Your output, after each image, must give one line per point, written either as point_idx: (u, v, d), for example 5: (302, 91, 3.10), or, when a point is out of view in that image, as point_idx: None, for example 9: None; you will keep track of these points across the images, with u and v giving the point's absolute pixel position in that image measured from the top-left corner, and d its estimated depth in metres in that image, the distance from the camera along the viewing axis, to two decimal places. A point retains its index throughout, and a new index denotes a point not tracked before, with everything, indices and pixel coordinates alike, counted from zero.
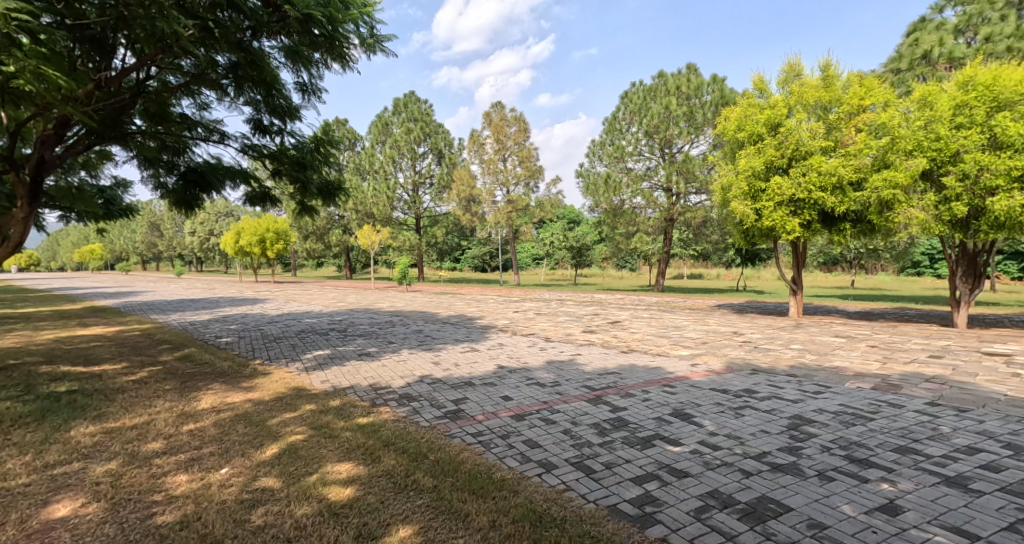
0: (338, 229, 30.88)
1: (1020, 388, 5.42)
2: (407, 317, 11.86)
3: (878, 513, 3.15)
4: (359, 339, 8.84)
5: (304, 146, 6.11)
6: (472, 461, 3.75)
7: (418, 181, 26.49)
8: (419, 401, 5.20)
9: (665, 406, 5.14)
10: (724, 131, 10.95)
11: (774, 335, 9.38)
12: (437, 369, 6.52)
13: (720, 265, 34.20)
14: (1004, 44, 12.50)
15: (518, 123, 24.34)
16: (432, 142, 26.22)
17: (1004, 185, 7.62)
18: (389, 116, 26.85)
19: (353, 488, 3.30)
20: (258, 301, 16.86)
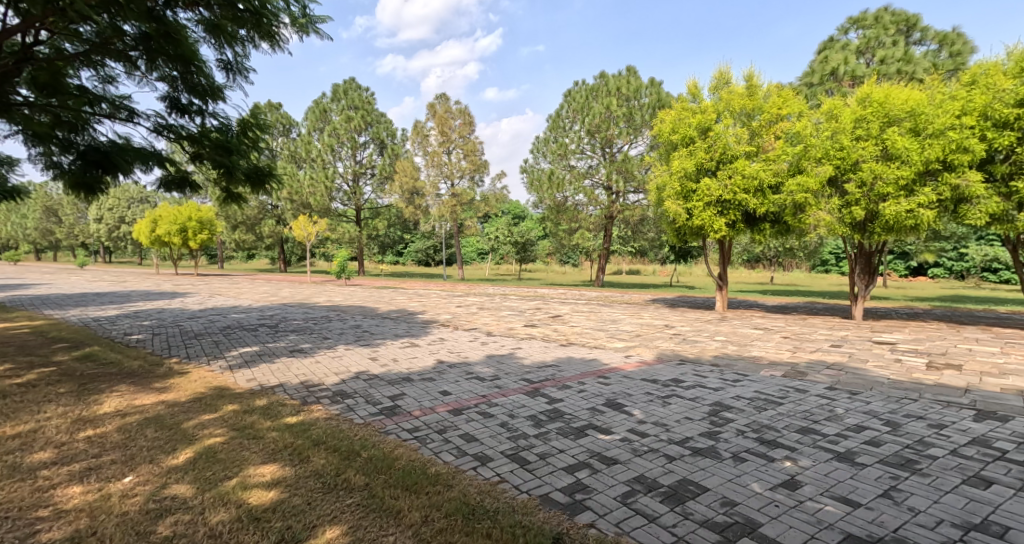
0: (270, 219, 29.50)
1: (901, 371, 6.08)
2: (345, 312, 11.62)
3: (781, 488, 3.45)
4: (291, 335, 8.54)
5: (230, 129, 5.85)
6: (407, 457, 3.77)
7: (358, 171, 25.77)
8: (353, 398, 5.12)
9: (599, 397, 5.36)
10: (660, 133, 11.38)
11: (701, 328, 9.92)
12: (374, 365, 6.44)
13: (655, 262, 35.63)
14: (896, 67, 13.89)
15: (462, 116, 24.25)
16: (374, 131, 25.62)
17: (893, 193, 8.46)
18: (328, 103, 25.91)
19: (277, 491, 3.24)
20: (179, 295, 15.83)
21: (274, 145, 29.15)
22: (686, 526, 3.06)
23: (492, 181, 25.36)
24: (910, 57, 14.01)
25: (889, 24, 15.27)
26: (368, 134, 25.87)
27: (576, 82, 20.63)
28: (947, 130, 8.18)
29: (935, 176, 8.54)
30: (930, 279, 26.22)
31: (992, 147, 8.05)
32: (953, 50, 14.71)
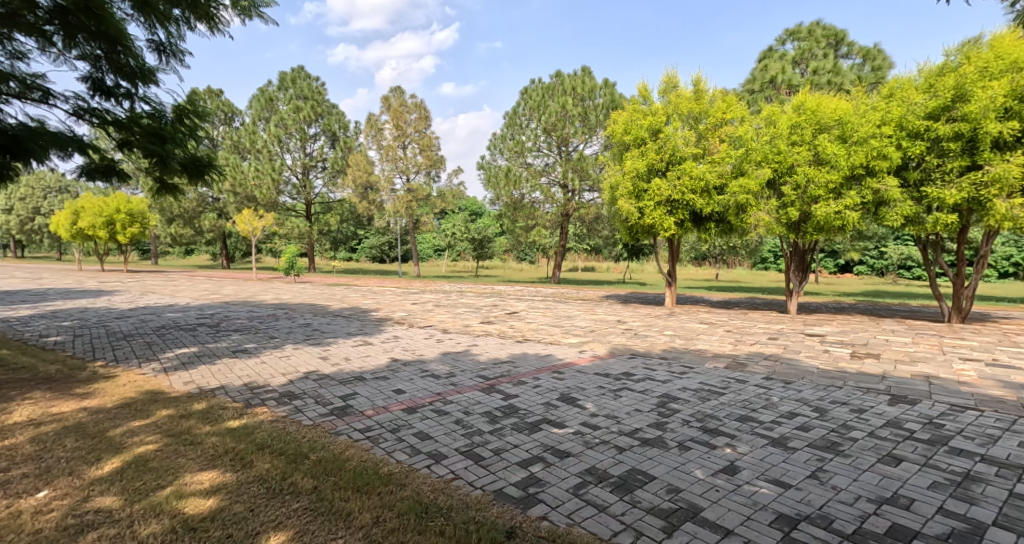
0: (211, 213, 28.17)
1: (830, 361, 6.56)
2: (293, 311, 11.30)
3: (721, 473, 3.67)
4: (234, 335, 8.26)
5: (164, 116, 5.59)
6: (359, 457, 3.75)
7: (308, 164, 25.04)
8: (302, 399, 5.04)
9: (554, 392, 5.49)
10: (612, 133, 11.63)
11: (651, 323, 10.27)
12: (325, 364, 6.35)
13: (609, 259, 36.41)
14: (826, 78, 14.84)
15: (418, 110, 23.97)
16: (324, 123, 24.94)
17: (824, 195, 9.09)
18: (274, 91, 24.92)
19: (216, 498, 3.18)
20: (107, 293, 14.91)
21: (215, 134, 27.81)
22: (633, 513, 3.20)
23: (448, 177, 25.23)
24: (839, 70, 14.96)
25: (821, 37, 16.16)
26: (318, 125, 25.15)
27: (532, 80, 20.80)
28: (868, 139, 8.85)
29: (859, 181, 9.21)
30: (856, 276, 28.09)
31: (907, 155, 8.76)
32: (875, 65, 15.78)
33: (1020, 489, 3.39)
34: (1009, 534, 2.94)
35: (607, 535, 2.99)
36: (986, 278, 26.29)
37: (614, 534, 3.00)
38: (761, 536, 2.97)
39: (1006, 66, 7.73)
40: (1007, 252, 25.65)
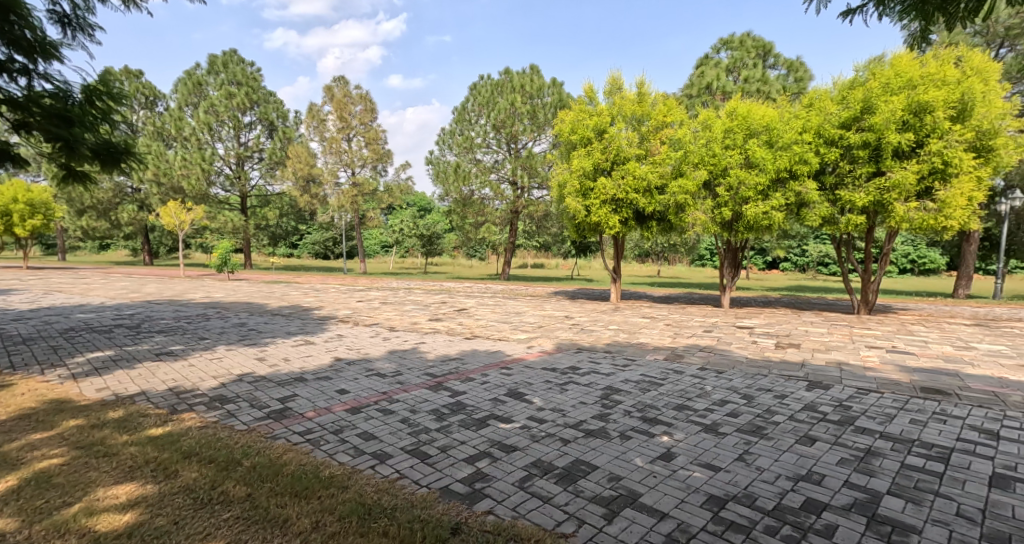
0: (132, 205, 26.40)
1: (757, 351, 7.01)
2: (226, 310, 10.82)
3: (658, 460, 3.87)
4: (157, 336, 7.84)
5: (70, 97, 4.90)
6: (297, 461, 3.64)
7: (242, 154, 23.96)
8: (236, 402, 4.87)
9: (502, 387, 5.58)
10: (560, 132, 11.81)
11: (597, 318, 10.57)
12: (261, 366, 6.16)
13: (558, 256, 36.99)
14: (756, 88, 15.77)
15: (363, 102, 23.44)
16: (261, 111, 23.94)
17: (753, 196, 9.71)
18: (203, 75, 23.60)
19: (133, 513, 2.99)
20: (9, 292, 13.69)
21: (135, 119, 26.02)
22: (577, 503, 3.32)
23: (396, 171, 24.83)
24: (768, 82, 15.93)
25: (751, 48, 16.99)
26: (254, 113, 24.07)
27: (480, 76, 20.79)
28: (791, 145, 9.46)
29: (784, 184, 9.88)
30: (781, 272, 30.00)
31: (823, 161, 9.49)
32: (798, 76, 16.83)
33: (912, 461, 3.79)
34: (901, 500, 3.28)
35: (551, 525, 3.09)
36: (890, 273, 28.73)
37: (558, 523, 3.11)
38: (693, 517, 3.15)
39: (904, 83, 8.52)
40: (907, 250, 28.21)
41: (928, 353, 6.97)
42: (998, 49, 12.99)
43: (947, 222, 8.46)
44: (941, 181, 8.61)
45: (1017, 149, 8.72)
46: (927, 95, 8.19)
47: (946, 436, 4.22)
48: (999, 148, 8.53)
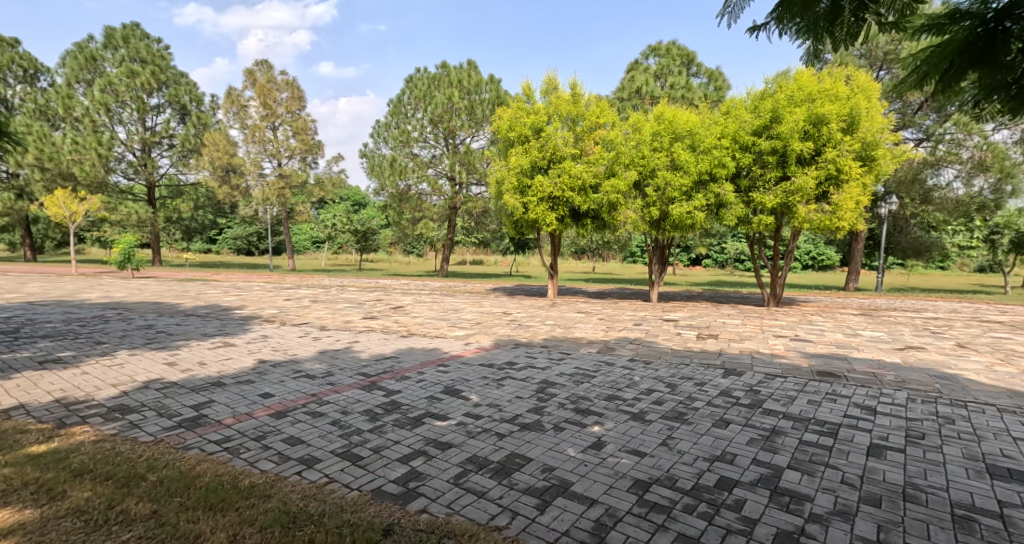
0: (12, 193, 23.71)
1: (681, 342, 7.39)
2: (132, 311, 9.99)
3: (590, 449, 3.99)
4: (46, 342, 7.11)
5: None
6: (213, 472, 3.42)
7: (149, 140, 22.24)
8: (141, 412, 4.52)
9: (438, 385, 5.54)
10: (498, 129, 11.79)
11: (534, 314, 10.70)
12: (172, 371, 5.75)
13: (496, 252, 37.14)
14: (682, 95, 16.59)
15: (289, 89, 22.43)
16: (170, 93, 22.31)
17: (679, 197, 10.19)
18: (98, 50, 21.56)
19: (10, 541, 2.68)
20: None
21: (13, 94, 23.34)
22: (510, 496, 3.35)
23: (327, 163, 23.95)
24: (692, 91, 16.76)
25: (676, 56, 17.85)
26: (162, 95, 22.39)
27: (416, 69, 20.47)
28: (711, 150, 10.13)
29: (704, 186, 10.46)
30: (704, 268, 31.79)
31: (738, 166, 10.14)
32: (718, 85, 17.83)
33: (810, 437, 4.14)
34: (798, 473, 3.58)
35: (485, 519, 3.09)
36: (794, 269, 31.09)
37: (491, 517, 3.11)
38: (620, 502, 3.26)
39: (805, 96, 9.37)
40: (809, 249, 30.68)
41: (824, 341, 7.61)
42: (879, 70, 14.38)
43: (840, 223, 9.29)
44: (835, 187, 9.44)
45: (894, 160, 9.79)
46: (824, 108, 9.01)
47: (840, 414, 4.63)
48: (879, 159, 9.46)
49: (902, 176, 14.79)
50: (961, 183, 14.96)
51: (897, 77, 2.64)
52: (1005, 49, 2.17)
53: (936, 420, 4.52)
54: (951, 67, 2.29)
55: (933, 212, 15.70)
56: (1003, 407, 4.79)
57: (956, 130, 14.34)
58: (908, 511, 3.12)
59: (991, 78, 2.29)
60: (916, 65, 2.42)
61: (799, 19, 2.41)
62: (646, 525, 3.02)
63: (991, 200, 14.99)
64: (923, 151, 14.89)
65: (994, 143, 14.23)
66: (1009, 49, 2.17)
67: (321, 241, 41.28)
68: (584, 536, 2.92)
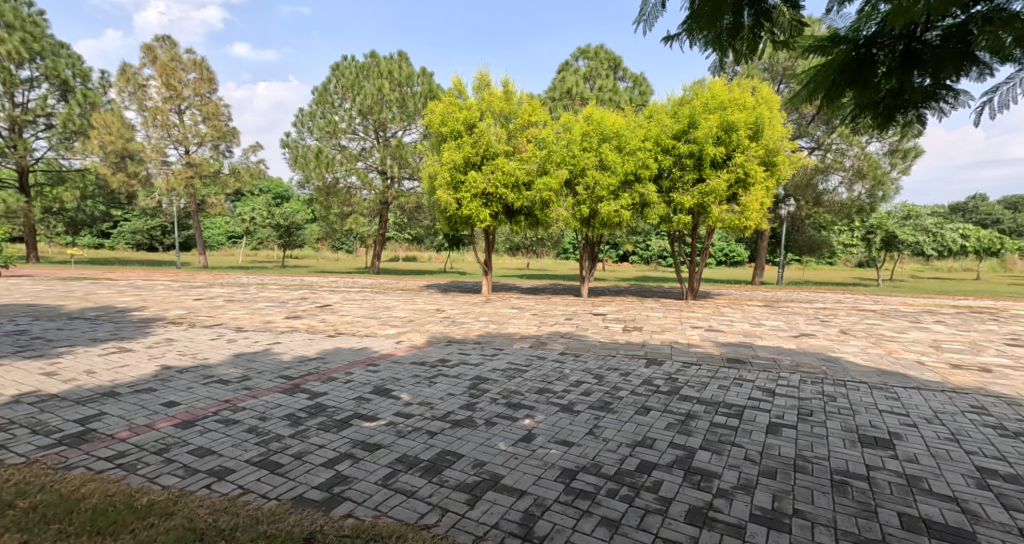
0: None
1: (608, 335, 7.60)
2: (9, 314, 8.87)
3: (520, 442, 3.98)
4: None
5: None
6: (104, 493, 3.08)
7: (23, 118, 19.87)
8: (14, 431, 4.01)
9: (367, 385, 5.33)
10: (429, 123, 11.51)
11: (468, 310, 10.61)
12: (55, 382, 5.16)
13: (429, 249, 36.60)
14: (609, 97, 17.14)
15: (196, 69, 20.88)
16: (48, 65, 19.98)
17: (608, 195, 10.51)
18: None
19: None
20: None
21: None
22: (440, 493, 3.27)
23: (244, 153, 22.55)
24: (618, 94, 17.34)
25: (604, 59, 18.37)
26: (35, 66, 20.12)
27: (343, 57, 19.70)
28: (636, 151, 10.52)
29: (630, 186, 10.83)
30: (631, 264, 33.03)
31: (660, 167, 10.56)
32: (642, 90, 18.54)
33: (719, 420, 4.38)
34: (708, 453, 3.77)
35: (414, 519, 3.00)
36: (709, 265, 33.04)
37: (420, 516, 3.02)
38: (548, 491, 3.28)
39: (717, 104, 9.96)
40: (722, 246, 32.70)
41: (733, 330, 8.10)
42: (781, 82, 15.51)
43: (747, 223, 9.96)
44: (743, 189, 10.08)
45: (792, 166, 10.65)
46: (734, 116, 9.60)
47: (746, 396, 4.94)
48: (779, 165, 10.26)
49: (798, 181, 16.16)
50: (844, 188, 16.43)
51: (791, 90, 2.81)
52: (874, 72, 2.41)
53: (821, 398, 4.93)
54: (834, 85, 2.49)
55: (823, 214, 17.11)
56: (872, 384, 5.33)
57: (840, 140, 15.87)
58: (798, 480, 3.38)
59: (864, 98, 2.53)
60: (807, 81, 2.61)
61: (706, 33, 2.43)
62: (573, 511, 3.05)
63: (867, 204, 16.45)
64: (814, 158, 16.36)
65: (869, 153, 15.83)
66: (877, 73, 2.42)
67: (238, 236, 38.81)
68: (513, 527, 2.90)
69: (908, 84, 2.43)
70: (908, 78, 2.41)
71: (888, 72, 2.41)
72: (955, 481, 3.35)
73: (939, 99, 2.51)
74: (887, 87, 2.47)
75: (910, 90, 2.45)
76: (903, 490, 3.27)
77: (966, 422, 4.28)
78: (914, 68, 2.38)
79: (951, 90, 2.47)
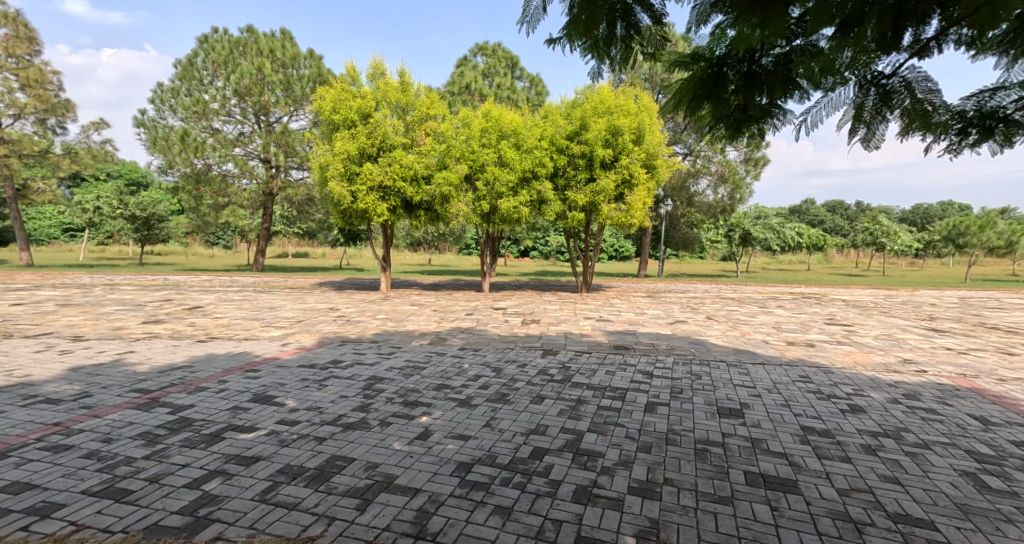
0: None
1: (506, 328, 7.81)
2: None
3: (416, 440, 3.99)
4: None
5: None
6: None
7: None
8: None
9: (245, 393, 5.01)
10: (319, 110, 10.93)
11: (365, 308, 10.31)
12: None
13: (323, 245, 34.89)
14: (507, 93, 17.44)
15: (14, 27, 18.07)
16: None
17: (507, 192, 10.74)
18: None
19: None
20: None
21: None
22: (327, 502, 3.15)
23: (83, 131, 19.85)
24: (516, 92, 17.67)
25: (502, 58, 18.69)
26: None
27: (213, 29, 17.99)
28: (533, 150, 10.85)
29: (527, 184, 11.16)
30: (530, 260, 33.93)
31: (555, 166, 11.01)
32: (538, 91, 19.13)
33: (605, 402, 4.72)
34: (594, 434, 4.06)
35: (296, 532, 2.85)
36: (602, 260, 34.93)
37: (304, 528, 2.88)
38: (442, 487, 3.31)
39: (605, 109, 10.57)
40: (613, 242, 34.66)
41: (620, 319, 8.69)
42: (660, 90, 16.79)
43: (632, 221, 10.72)
44: (628, 189, 10.81)
45: (670, 169, 11.61)
46: (620, 121, 10.30)
47: (628, 380, 5.36)
48: (659, 168, 11.14)
49: (674, 183, 17.65)
50: (710, 190, 18.18)
51: (662, 99, 3.10)
52: (726, 88, 2.73)
53: (690, 377, 5.48)
54: (695, 97, 2.79)
55: (694, 213, 18.77)
56: (729, 361, 6.03)
57: (708, 148, 17.61)
58: (669, 452, 3.75)
59: (718, 110, 2.87)
60: (674, 92, 2.90)
61: (583, 40, 2.60)
62: (467, 504, 3.12)
63: (728, 205, 18.37)
64: (687, 163, 17.98)
65: (730, 160, 17.78)
66: (728, 89, 2.74)
67: (76, 228, 33.89)
68: (405, 527, 2.89)
69: (750, 102, 2.79)
70: (751, 96, 2.77)
71: (736, 89, 2.74)
72: (786, 439, 3.93)
73: (773, 116, 2.91)
74: (735, 102, 2.81)
75: (753, 108, 2.83)
76: (749, 451, 3.77)
77: (796, 389, 5.01)
78: (755, 88, 2.73)
79: (781, 110, 2.88)
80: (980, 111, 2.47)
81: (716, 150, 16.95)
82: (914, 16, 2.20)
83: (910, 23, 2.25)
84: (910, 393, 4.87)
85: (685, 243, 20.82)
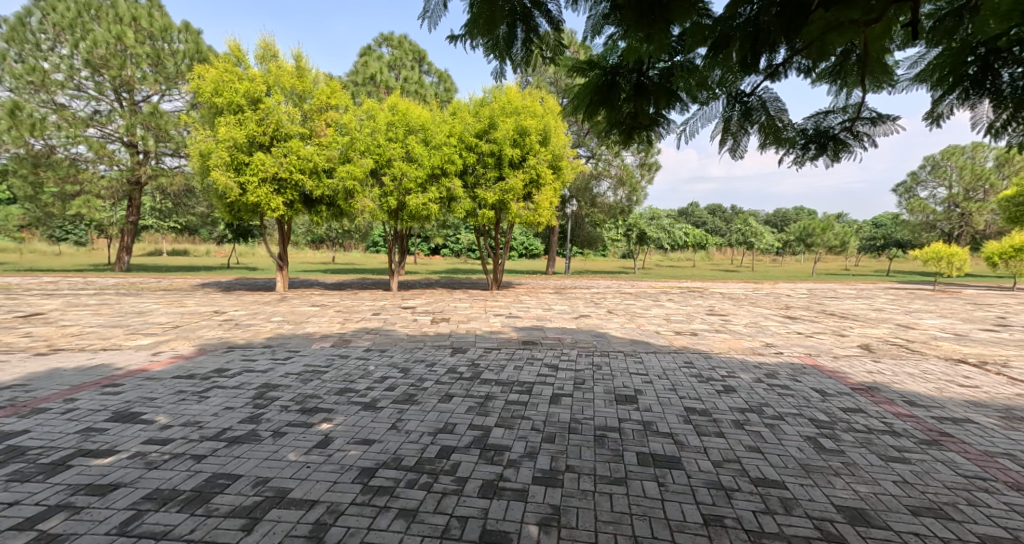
0: None
1: (414, 327, 7.78)
2: None
3: (315, 449, 3.88)
4: None
5: None
6: None
7: None
8: None
9: (101, 412, 4.55)
10: (200, 91, 10.10)
11: (257, 310, 9.72)
12: None
13: (207, 241, 32.11)
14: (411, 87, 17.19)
15: None
16: None
17: (415, 188, 10.62)
18: None
19: None
20: None
21: None
22: (204, 526, 2.97)
23: None
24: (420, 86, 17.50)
25: (408, 51, 18.38)
26: None
27: None
28: (441, 146, 10.82)
29: (436, 180, 11.11)
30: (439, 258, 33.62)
31: (464, 164, 11.09)
32: (446, 87, 19.05)
33: (512, 397, 4.89)
34: (500, 428, 4.21)
35: None
36: (511, 257, 35.53)
37: None
38: (342, 495, 3.28)
39: (513, 109, 10.84)
40: (522, 240, 35.36)
41: (529, 315, 8.97)
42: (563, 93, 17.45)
43: (540, 219, 11.08)
44: (536, 189, 11.17)
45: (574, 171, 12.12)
46: (526, 122, 10.62)
47: (534, 374, 5.59)
48: (564, 169, 11.61)
49: (578, 184, 18.43)
50: (610, 192, 19.17)
51: (562, 103, 3.25)
52: (618, 95, 2.93)
53: (591, 368, 5.82)
54: (591, 103, 2.98)
55: (596, 213, 19.69)
56: (625, 352, 6.48)
57: (608, 152, 18.58)
58: (571, 440, 4.00)
59: (612, 116, 3.07)
60: (573, 96, 3.06)
61: (481, 38, 2.68)
62: (369, 510, 3.12)
63: (626, 206, 19.50)
64: (590, 165, 18.84)
65: (628, 164, 18.88)
66: (620, 98, 2.94)
67: None
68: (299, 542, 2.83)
69: (640, 111, 3.01)
70: (641, 106, 2.99)
71: (627, 98, 2.96)
72: (673, 420, 4.32)
73: (660, 125, 3.18)
74: (627, 109, 3.02)
75: (643, 115, 3.05)
76: (641, 433, 4.11)
77: (682, 375, 5.51)
78: (644, 98, 2.95)
79: (666, 119, 3.15)
80: (818, 129, 2.89)
81: (616, 153, 17.94)
82: (767, 44, 2.54)
83: (765, 50, 2.58)
84: (770, 372, 5.55)
85: (589, 241, 21.75)
